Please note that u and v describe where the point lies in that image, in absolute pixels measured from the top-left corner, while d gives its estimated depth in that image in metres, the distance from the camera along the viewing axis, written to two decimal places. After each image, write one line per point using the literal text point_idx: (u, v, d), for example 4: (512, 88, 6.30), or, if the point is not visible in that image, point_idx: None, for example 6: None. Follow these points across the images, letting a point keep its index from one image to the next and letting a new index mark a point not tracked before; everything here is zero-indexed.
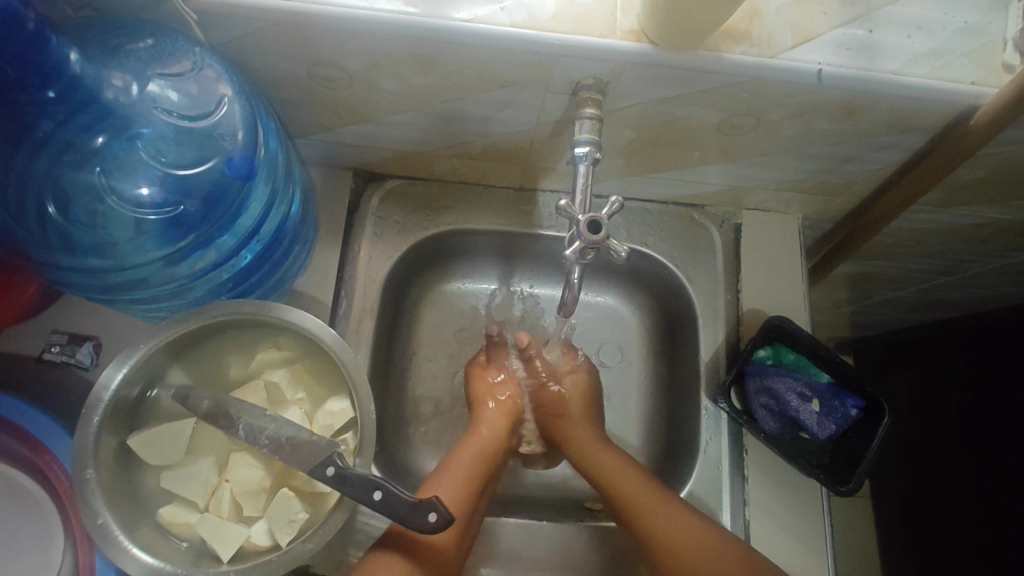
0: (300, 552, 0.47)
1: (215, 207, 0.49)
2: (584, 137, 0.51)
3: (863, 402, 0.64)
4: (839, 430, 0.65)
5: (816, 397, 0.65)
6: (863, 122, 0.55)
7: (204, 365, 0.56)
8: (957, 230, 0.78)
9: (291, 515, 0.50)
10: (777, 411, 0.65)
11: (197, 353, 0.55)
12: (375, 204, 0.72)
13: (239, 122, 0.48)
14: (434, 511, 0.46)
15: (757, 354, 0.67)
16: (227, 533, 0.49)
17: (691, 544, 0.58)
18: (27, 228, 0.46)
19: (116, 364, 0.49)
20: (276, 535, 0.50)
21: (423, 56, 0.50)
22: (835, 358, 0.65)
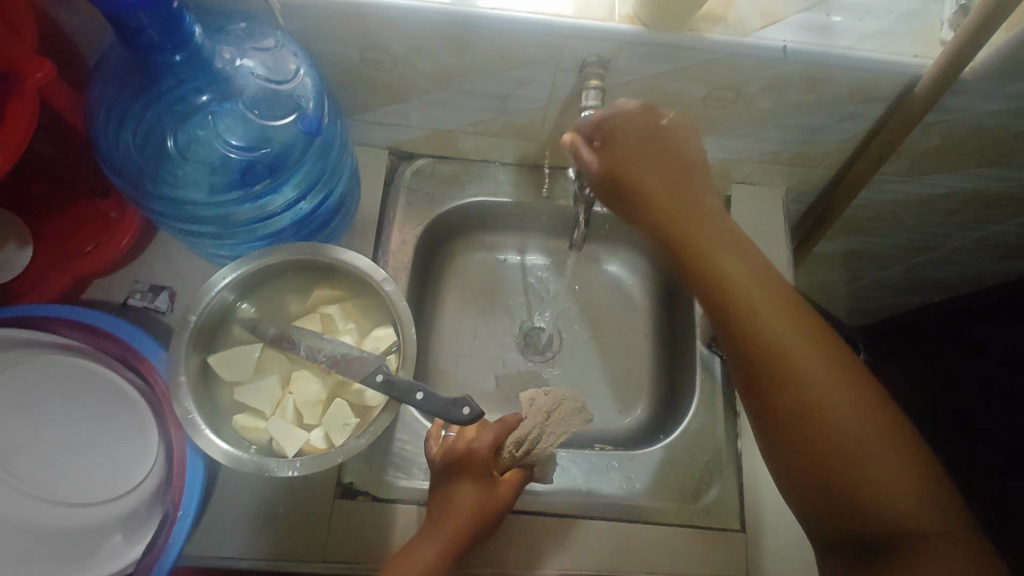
0: (355, 445, 0.56)
1: (285, 162, 0.59)
2: (589, 105, 0.63)
3: None
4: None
5: None
6: (827, 93, 0.65)
7: (269, 302, 0.66)
8: (926, 200, 0.87)
9: (345, 419, 0.59)
10: None
11: (262, 291, 0.65)
12: (408, 179, 0.82)
13: (311, 92, 0.58)
14: (468, 407, 0.55)
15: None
16: (291, 434, 0.58)
17: (812, 371, 0.50)
18: (136, 160, 0.56)
19: (225, 271, 0.60)
20: (333, 436, 0.59)
21: (456, 38, 0.61)
22: (817, 305, 0.74)
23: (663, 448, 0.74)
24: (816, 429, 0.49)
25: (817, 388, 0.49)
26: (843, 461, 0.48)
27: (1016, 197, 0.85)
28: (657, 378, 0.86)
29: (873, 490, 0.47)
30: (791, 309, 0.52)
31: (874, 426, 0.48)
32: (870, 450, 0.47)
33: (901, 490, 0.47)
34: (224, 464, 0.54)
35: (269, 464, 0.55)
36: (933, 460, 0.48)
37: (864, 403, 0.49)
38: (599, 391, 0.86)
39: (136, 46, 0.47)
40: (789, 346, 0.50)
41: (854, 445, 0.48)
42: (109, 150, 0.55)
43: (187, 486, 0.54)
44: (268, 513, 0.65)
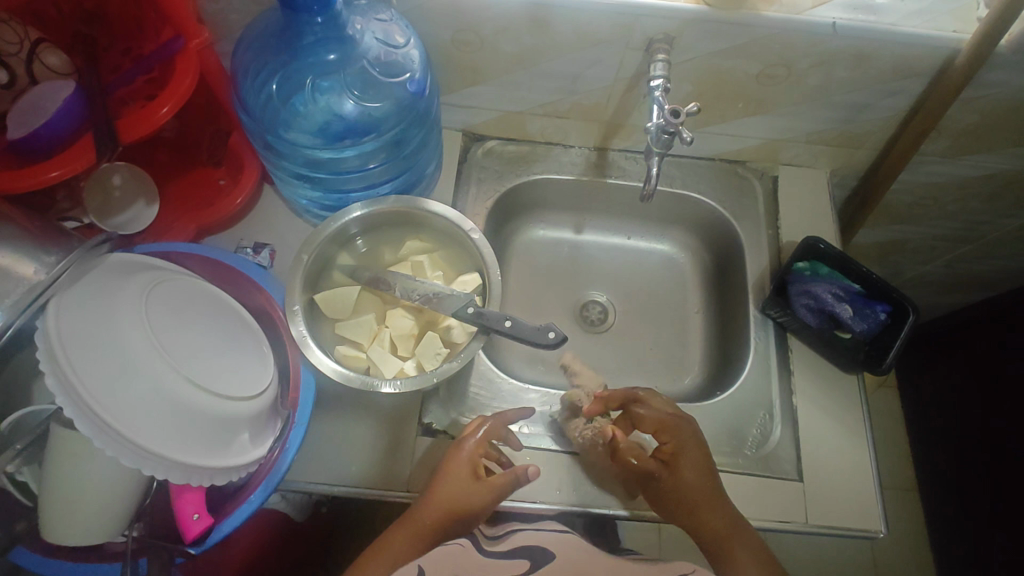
0: (447, 368, 0.62)
1: (391, 120, 0.68)
2: (658, 74, 0.69)
3: (890, 307, 0.76)
4: (870, 330, 0.77)
5: (850, 301, 0.78)
6: (872, 69, 0.72)
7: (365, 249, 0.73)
8: (967, 183, 0.92)
9: (436, 349, 0.66)
10: (816, 309, 0.79)
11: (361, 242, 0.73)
12: (479, 157, 0.91)
13: (416, 62, 0.67)
14: (553, 332, 0.61)
15: (797, 266, 0.81)
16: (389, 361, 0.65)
17: (701, 504, 0.62)
18: (266, 110, 0.66)
19: (356, 206, 0.68)
20: (425, 363, 0.65)
21: (539, 19, 0.69)
22: (866, 270, 0.77)
23: (720, 403, 0.78)
24: (678, 502, 0.63)
25: (700, 504, 0.62)
26: (699, 524, 0.62)
27: None
28: (710, 348, 0.91)
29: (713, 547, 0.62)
30: (712, 480, 0.64)
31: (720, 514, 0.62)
32: (737, 540, 0.61)
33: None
34: (334, 379, 0.61)
35: (373, 382, 0.61)
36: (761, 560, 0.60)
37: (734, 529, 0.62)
38: (653, 359, 0.91)
39: (291, 10, 0.55)
40: (687, 464, 0.64)
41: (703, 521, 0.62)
42: (244, 100, 0.65)
43: (301, 398, 0.61)
44: (356, 444, 0.71)
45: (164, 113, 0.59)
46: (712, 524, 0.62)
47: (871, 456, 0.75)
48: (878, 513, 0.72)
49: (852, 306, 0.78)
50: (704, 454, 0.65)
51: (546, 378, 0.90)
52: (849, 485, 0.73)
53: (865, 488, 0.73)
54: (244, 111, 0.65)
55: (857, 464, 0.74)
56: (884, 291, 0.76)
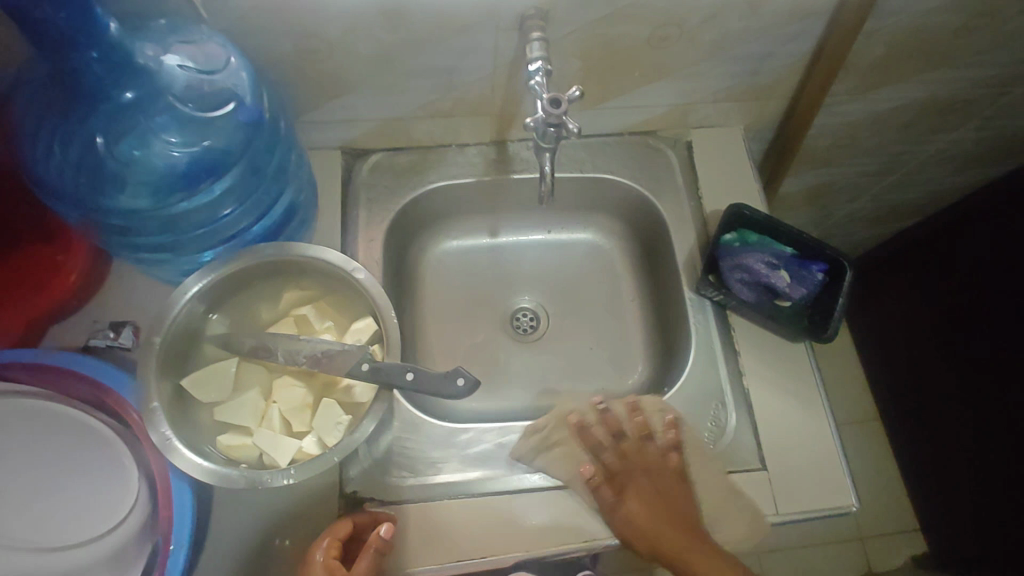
0: (348, 440, 0.53)
1: (229, 159, 0.57)
2: (535, 56, 0.60)
3: (826, 265, 0.72)
4: (812, 292, 0.72)
5: (784, 266, 0.73)
6: (767, 14, 0.65)
7: (239, 312, 0.62)
8: (882, 116, 0.87)
9: (336, 418, 0.56)
10: (752, 281, 0.73)
11: (230, 303, 0.62)
12: (365, 175, 0.80)
13: (245, 83, 0.57)
14: (464, 378, 0.52)
15: (725, 239, 0.75)
16: (282, 443, 0.55)
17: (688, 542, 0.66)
18: (75, 176, 0.54)
19: (191, 279, 0.57)
20: (326, 437, 0.55)
21: (388, 10, 0.59)
22: (795, 231, 0.72)
23: (670, 401, 0.72)
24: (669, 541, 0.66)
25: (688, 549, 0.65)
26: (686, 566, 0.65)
27: (968, 99, 0.86)
28: (653, 337, 0.85)
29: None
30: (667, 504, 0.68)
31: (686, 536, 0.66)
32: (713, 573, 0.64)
33: None
34: (213, 484, 0.51)
35: (262, 477, 0.51)
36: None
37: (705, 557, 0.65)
38: (594, 361, 0.85)
39: (48, 46, 0.43)
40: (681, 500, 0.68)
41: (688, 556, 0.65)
42: (42, 169, 0.53)
43: (177, 516, 0.51)
44: (270, 538, 0.61)
45: None
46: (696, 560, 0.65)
47: (834, 428, 0.70)
48: (848, 488, 0.67)
49: (788, 271, 0.73)
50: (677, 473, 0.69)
51: (485, 403, 0.82)
52: (814, 463, 0.68)
53: (829, 462, 0.68)
54: (37, 184, 0.53)
55: (818, 438, 0.69)
56: (818, 250, 0.72)
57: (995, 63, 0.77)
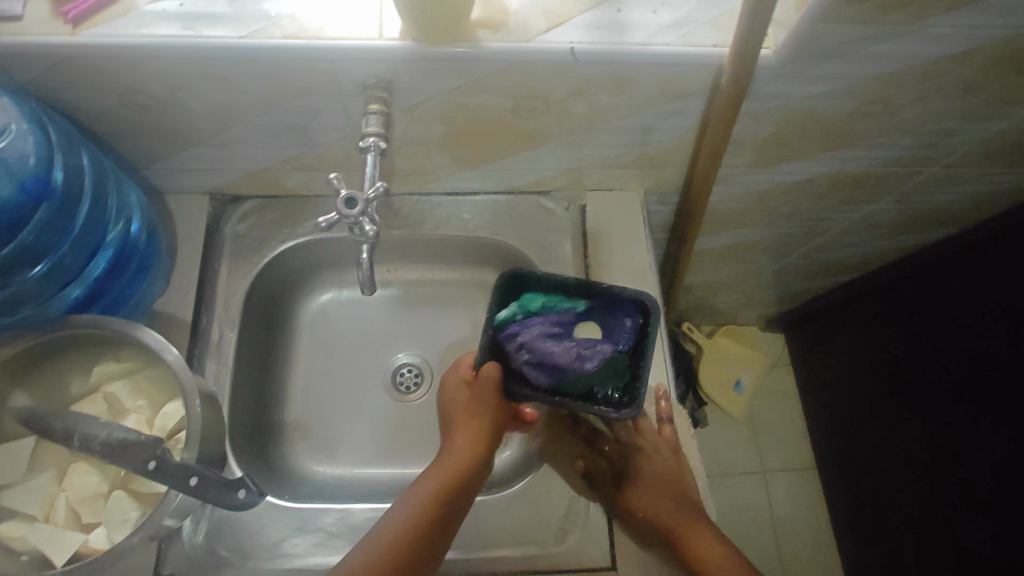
0: (126, 544, 0.50)
1: (14, 224, 0.53)
2: (372, 131, 0.57)
3: (637, 317, 0.62)
4: (619, 343, 0.61)
5: (564, 331, 0.62)
6: (638, 93, 0.61)
7: (44, 384, 0.58)
8: (791, 188, 0.83)
9: (125, 514, 0.53)
10: (540, 362, 0.61)
11: (36, 374, 0.57)
12: (233, 224, 0.76)
13: (30, 149, 0.52)
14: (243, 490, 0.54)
15: (499, 316, 0.62)
16: (60, 539, 0.51)
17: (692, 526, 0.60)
18: None
19: None
20: (115, 536, 0.52)
21: (213, 73, 0.55)
22: (580, 284, 0.63)
23: None
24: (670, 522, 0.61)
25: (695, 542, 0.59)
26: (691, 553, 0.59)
27: (878, 176, 0.81)
28: None
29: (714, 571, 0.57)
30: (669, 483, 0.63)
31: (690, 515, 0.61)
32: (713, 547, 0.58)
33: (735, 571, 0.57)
34: None
35: None
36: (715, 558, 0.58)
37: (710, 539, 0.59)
38: None
39: None
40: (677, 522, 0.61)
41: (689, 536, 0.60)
42: None
43: None
44: None
45: None
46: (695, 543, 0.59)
47: None
48: None
49: (590, 329, 0.63)
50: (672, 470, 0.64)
51: (350, 470, 0.78)
52: None
53: None
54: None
55: None
56: (617, 297, 0.63)
57: (899, 145, 0.73)
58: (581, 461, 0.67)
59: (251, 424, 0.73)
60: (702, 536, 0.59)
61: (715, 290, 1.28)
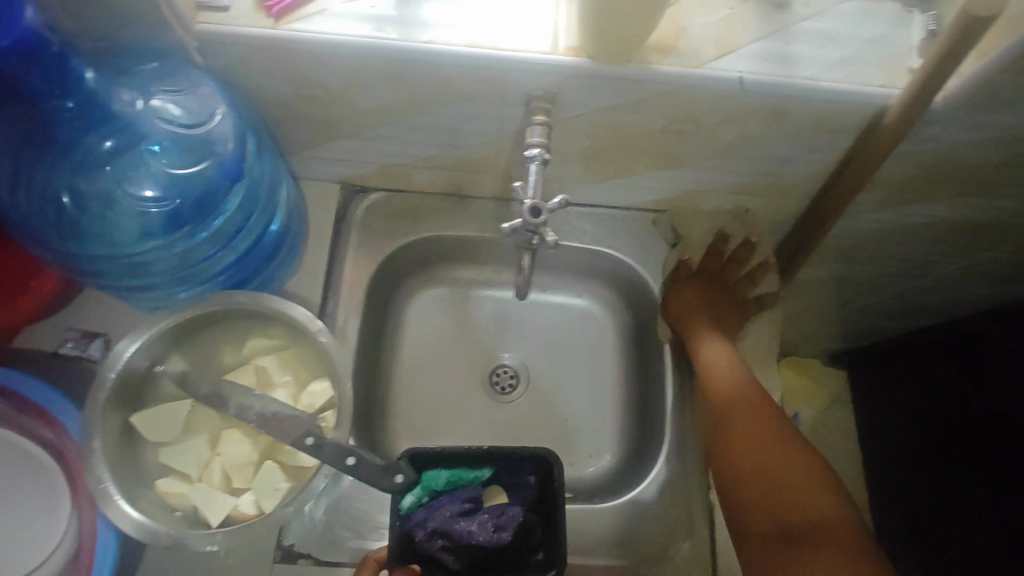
0: (282, 515, 0.53)
1: (206, 205, 0.57)
2: (535, 140, 0.58)
3: (536, 472, 0.66)
4: (527, 502, 0.66)
5: (476, 505, 0.65)
6: (791, 124, 0.61)
7: (199, 351, 0.61)
8: (909, 229, 0.82)
9: (275, 484, 0.56)
10: (452, 539, 0.63)
11: (194, 341, 0.61)
12: (360, 214, 0.79)
13: (229, 133, 0.56)
14: (401, 475, 0.53)
15: (405, 503, 0.63)
16: (217, 500, 0.54)
17: (761, 438, 0.64)
18: (45, 218, 0.54)
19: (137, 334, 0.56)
20: (263, 503, 0.55)
21: (391, 73, 0.57)
22: (488, 456, 0.65)
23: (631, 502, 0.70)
24: (736, 425, 0.66)
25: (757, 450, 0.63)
26: (786, 484, 0.60)
27: (1003, 226, 0.80)
28: (628, 420, 0.82)
29: (789, 492, 0.60)
30: (759, 408, 0.67)
31: (779, 446, 0.63)
32: (793, 463, 0.62)
33: (815, 496, 0.59)
34: (136, 536, 0.50)
35: (187, 538, 0.51)
36: (812, 470, 0.61)
37: (783, 457, 0.62)
38: (567, 438, 0.82)
39: None
40: (739, 413, 0.67)
41: (757, 445, 0.64)
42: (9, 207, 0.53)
43: (94, 569, 0.49)
44: None
45: None
46: (772, 456, 0.63)
47: None
48: None
49: (493, 489, 0.67)
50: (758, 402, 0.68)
51: None
52: None
53: None
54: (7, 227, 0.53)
55: None
56: (514, 459, 0.65)
57: None
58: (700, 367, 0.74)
59: (362, 409, 0.76)
60: (781, 454, 0.62)
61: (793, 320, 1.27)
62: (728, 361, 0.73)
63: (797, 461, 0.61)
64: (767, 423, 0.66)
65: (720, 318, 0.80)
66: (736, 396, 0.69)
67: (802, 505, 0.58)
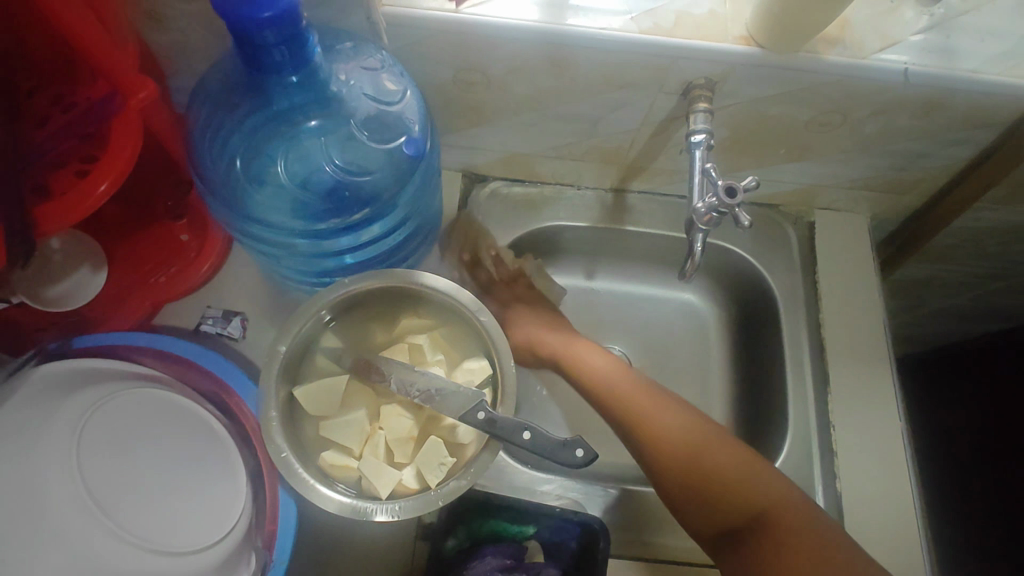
0: (455, 487, 0.53)
1: (386, 188, 0.57)
2: (698, 127, 0.59)
3: (580, 537, 0.62)
4: (565, 566, 0.62)
5: (516, 564, 0.61)
6: (940, 117, 0.62)
7: (352, 329, 0.63)
8: (1021, 228, 0.83)
9: (440, 458, 0.55)
10: None
11: (348, 320, 0.63)
12: (481, 202, 0.80)
13: (416, 116, 0.56)
14: (580, 449, 0.53)
15: (447, 546, 0.61)
16: (384, 473, 0.54)
17: (684, 438, 0.61)
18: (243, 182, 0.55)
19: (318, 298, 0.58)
20: (428, 477, 0.55)
21: (558, 59, 0.59)
22: (529, 513, 0.61)
23: None
24: (653, 428, 0.62)
25: (684, 433, 0.61)
26: (705, 460, 0.59)
27: None
28: (738, 413, 0.82)
29: (722, 483, 0.58)
30: (649, 398, 0.65)
31: (725, 447, 0.60)
32: (764, 483, 0.57)
33: (765, 490, 0.57)
34: (336, 513, 0.52)
35: (368, 508, 0.52)
36: (768, 483, 0.57)
37: (724, 450, 0.60)
38: None
39: (258, 68, 0.43)
40: (641, 407, 0.64)
41: (707, 456, 0.59)
42: (215, 171, 0.54)
43: (280, 532, 0.52)
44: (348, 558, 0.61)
45: (104, 190, 0.46)
46: (720, 462, 0.59)
47: (928, 563, 0.67)
48: None
49: (534, 548, 0.64)
50: (633, 386, 0.66)
51: None
52: None
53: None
54: (205, 189, 0.54)
55: (907, 553, 0.67)
56: (558, 521, 0.62)
57: None
58: (575, 371, 0.71)
59: None
60: (678, 429, 0.61)
61: None
62: (609, 359, 0.70)
63: (743, 458, 0.59)
64: (660, 410, 0.64)
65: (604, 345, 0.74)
66: (619, 389, 0.67)
67: (765, 485, 0.57)
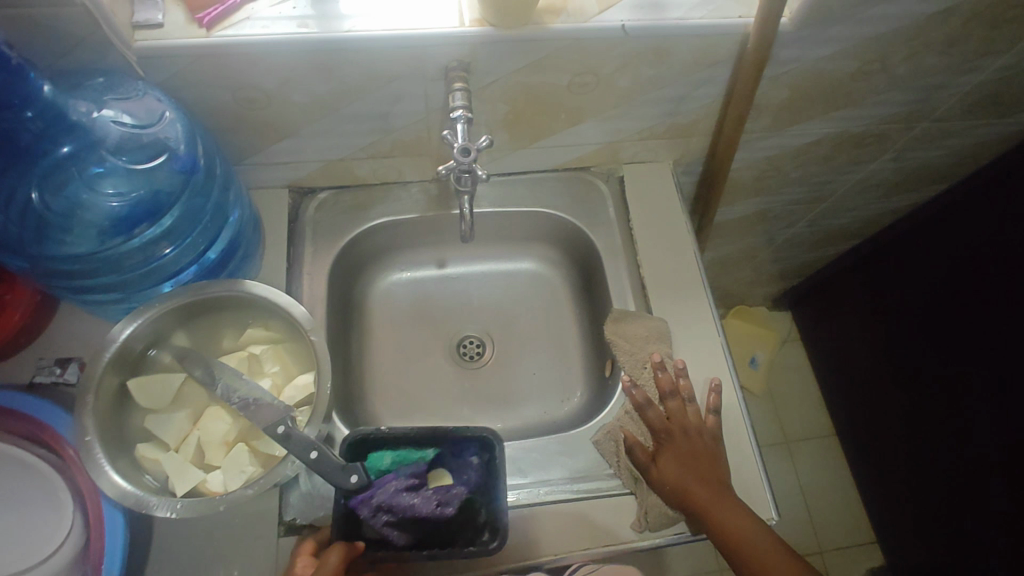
0: (240, 495, 0.55)
1: (164, 201, 0.60)
2: (458, 105, 0.66)
3: (478, 448, 0.63)
4: (472, 484, 0.62)
5: (425, 483, 0.62)
6: (674, 63, 0.71)
7: (203, 332, 0.67)
8: (801, 150, 0.93)
9: (242, 466, 0.59)
10: (400, 520, 0.60)
11: (199, 323, 0.67)
12: (311, 214, 0.84)
13: (179, 133, 0.61)
14: (356, 475, 0.55)
15: None
16: (187, 473, 0.58)
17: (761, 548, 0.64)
18: (11, 222, 0.56)
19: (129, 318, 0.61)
20: (229, 482, 0.58)
21: (321, 64, 0.64)
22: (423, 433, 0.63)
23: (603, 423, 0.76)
24: (734, 543, 0.65)
25: (753, 535, 0.65)
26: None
27: (876, 133, 0.92)
28: (590, 362, 0.88)
29: None
30: (719, 489, 0.67)
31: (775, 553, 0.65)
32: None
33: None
34: (111, 496, 0.54)
35: (150, 501, 0.54)
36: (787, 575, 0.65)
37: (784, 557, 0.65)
38: (538, 387, 0.88)
39: None
40: (710, 505, 0.66)
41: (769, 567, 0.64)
42: None
43: (106, 547, 0.54)
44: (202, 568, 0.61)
45: None
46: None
47: (756, 454, 0.74)
48: (769, 503, 0.71)
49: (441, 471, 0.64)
50: (707, 479, 0.68)
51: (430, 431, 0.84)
52: (739, 479, 0.72)
53: (745, 469, 0.73)
54: None
55: (737, 450, 0.74)
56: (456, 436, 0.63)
57: (895, 102, 0.85)
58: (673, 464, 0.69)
59: (341, 390, 0.80)
60: (740, 530, 0.65)
61: (732, 264, 1.37)
62: (679, 455, 0.70)
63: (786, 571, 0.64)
64: (722, 504, 0.66)
65: (673, 437, 0.71)
66: (682, 485, 0.68)
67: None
